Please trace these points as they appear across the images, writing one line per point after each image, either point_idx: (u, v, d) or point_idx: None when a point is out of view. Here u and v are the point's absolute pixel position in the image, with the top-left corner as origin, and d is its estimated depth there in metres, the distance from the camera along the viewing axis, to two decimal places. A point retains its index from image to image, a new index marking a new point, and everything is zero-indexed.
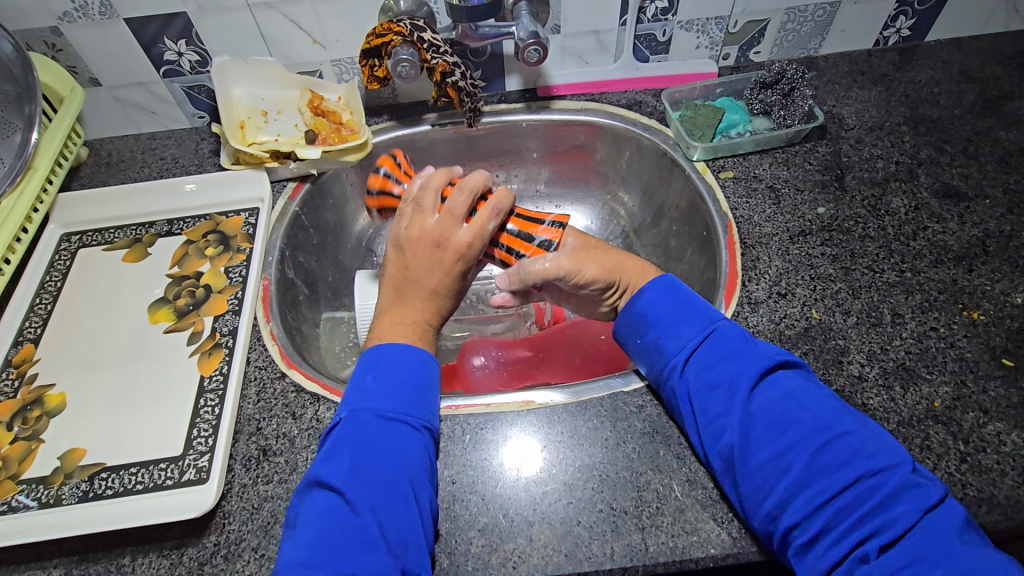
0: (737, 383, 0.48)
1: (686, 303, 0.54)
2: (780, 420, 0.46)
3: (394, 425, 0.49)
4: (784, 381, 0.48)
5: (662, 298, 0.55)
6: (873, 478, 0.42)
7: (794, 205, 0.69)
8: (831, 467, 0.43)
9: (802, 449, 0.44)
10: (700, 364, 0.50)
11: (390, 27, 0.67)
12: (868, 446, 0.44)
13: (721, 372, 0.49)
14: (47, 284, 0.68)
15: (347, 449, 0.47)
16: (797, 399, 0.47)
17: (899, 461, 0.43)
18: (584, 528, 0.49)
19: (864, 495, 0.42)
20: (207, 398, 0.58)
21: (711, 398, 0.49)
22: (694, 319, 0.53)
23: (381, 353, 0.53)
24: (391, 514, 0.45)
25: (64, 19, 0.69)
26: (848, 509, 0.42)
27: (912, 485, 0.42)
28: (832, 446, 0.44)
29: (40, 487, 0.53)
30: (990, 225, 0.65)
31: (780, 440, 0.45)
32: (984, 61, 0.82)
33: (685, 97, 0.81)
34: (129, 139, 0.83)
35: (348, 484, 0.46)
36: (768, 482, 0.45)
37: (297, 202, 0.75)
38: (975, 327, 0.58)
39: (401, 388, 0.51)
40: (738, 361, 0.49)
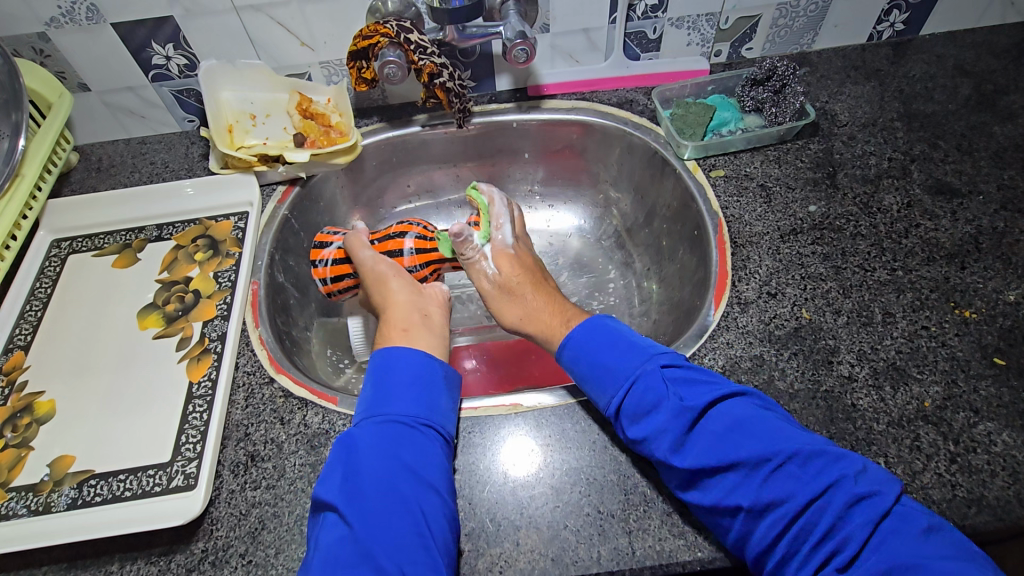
0: (665, 421, 0.48)
1: (614, 346, 0.55)
2: (720, 458, 0.45)
3: (411, 432, 0.51)
4: (716, 412, 0.48)
5: (586, 348, 0.56)
6: (819, 502, 0.42)
7: (785, 203, 0.68)
8: (773, 501, 0.43)
9: (743, 485, 0.44)
10: (632, 408, 0.50)
11: (377, 28, 0.67)
12: (809, 469, 0.43)
13: (652, 412, 0.49)
14: (37, 292, 0.68)
15: (340, 465, 0.48)
16: (730, 433, 0.46)
17: (842, 475, 0.42)
18: (570, 532, 0.49)
19: (812, 521, 0.42)
20: (196, 404, 0.58)
21: (646, 442, 0.48)
22: (621, 365, 0.53)
23: (391, 359, 0.56)
24: (401, 523, 0.45)
25: (51, 25, 0.68)
26: (803, 535, 0.42)
27: (857, 500, 0.41)
28: (772, 479, 0.43)
29: (29, 494, 0.53)
30: (983, 221, 0.65)
31: (717, 478, 0.45)
32: (979, 55, 0.81)
33: (677, 95, 0.80)
34: (120, 144, 0.82)
35: (342, 498, 0.46)
36: (724, 520, 0.44)
37: (286, 206, 0.75)
38: (967, 325, 0.57)
39: (412, 394, 0.53)
40: (663, 405, 0.49)
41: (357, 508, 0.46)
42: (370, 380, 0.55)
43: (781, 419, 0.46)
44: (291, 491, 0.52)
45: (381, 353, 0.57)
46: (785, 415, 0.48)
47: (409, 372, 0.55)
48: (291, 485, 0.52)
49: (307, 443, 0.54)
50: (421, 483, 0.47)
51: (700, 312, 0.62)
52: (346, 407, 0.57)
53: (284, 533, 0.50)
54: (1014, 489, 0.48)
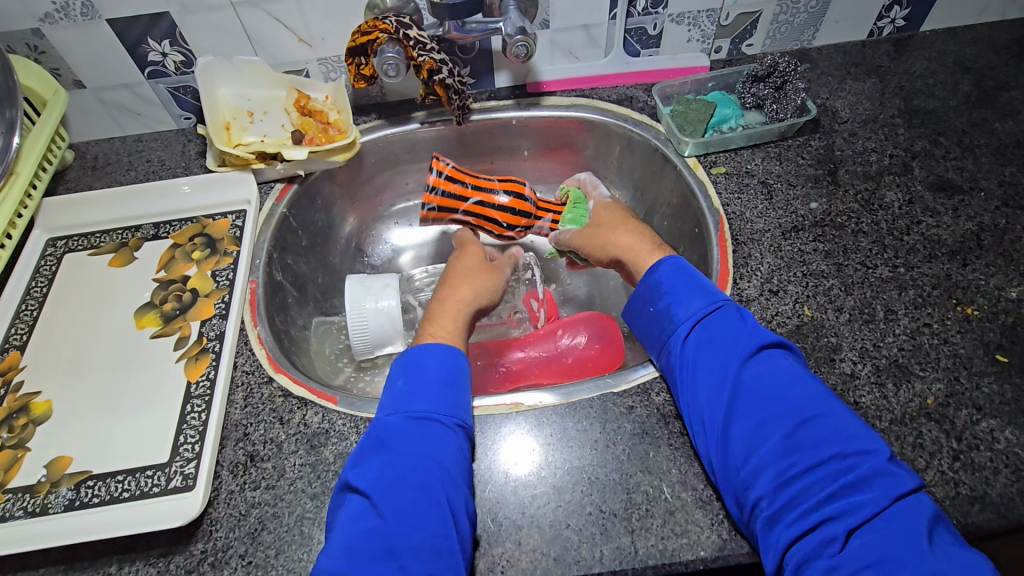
0: (734, 351, 0.51)
1: (698, 282, 0.57)
2: (767, 394, 0.48)
3: (443, 430, 0.49)
4: (779, 360, 0.50)
5: (675, 274, 0.58)
6: (848, 459, 0.43)
7: (786, 200, 0.68)
8: (806, 445, 0.44)
9: (782, 422, 0.46)
10: (704, 333, 0.53)
11: (375, 25, 0.66)
12: (846, 431, 0.45)
13: (721, 344, 0.51)
14: (33, 291, 0.68)
15: (374, 454, 0.48)
16: (787, 378, 0.48)
17: (875, 449, 0.44)
18: (573, 532, 0.48)
19: (834, 474, 0.43)
20: (194, 404, 0.57)
21: (703, 364, 0.51)
22: (704, 294, 0.55)
23: (424, 353, 0.54)
24: (429, 521, 0.44)
25: (46, 21, 0.68)
26: (818, 484, 0.43)
27: (885, 472, 0.42)
28: (811, 426, 0.45)
29: (26, 496, 0.53)
30: (985, 218, 0.64)
31: (761, 411, 0.47)
32: (980, 51, 0.81)
33: (677, 91, 0.79)
34: (115, 141, 0.82)
35: (374, 489, 0.46)
36: (742, 450, 0.46)
37: (284, 203, 0.74)
38: (969, 322, 0.57)
39: (444, 392, 0.52)
40: (736, 339, 0.51)
41: (388, 501, 0.45)
42: (401, 371, 0.54)
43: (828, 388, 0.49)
44: (290, 491, 0.51)
45: (410, 350, 0.56)
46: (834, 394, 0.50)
47: (442, 369, 0.53)
48: (290, 485, 0.52)
49: (306, 442, 0.54)
50: (451, 484, 0.47)
51: None
52: (346, 407, 0.56)
53: (283, 534, 0.49)
54: (1017, 487, 0.48)
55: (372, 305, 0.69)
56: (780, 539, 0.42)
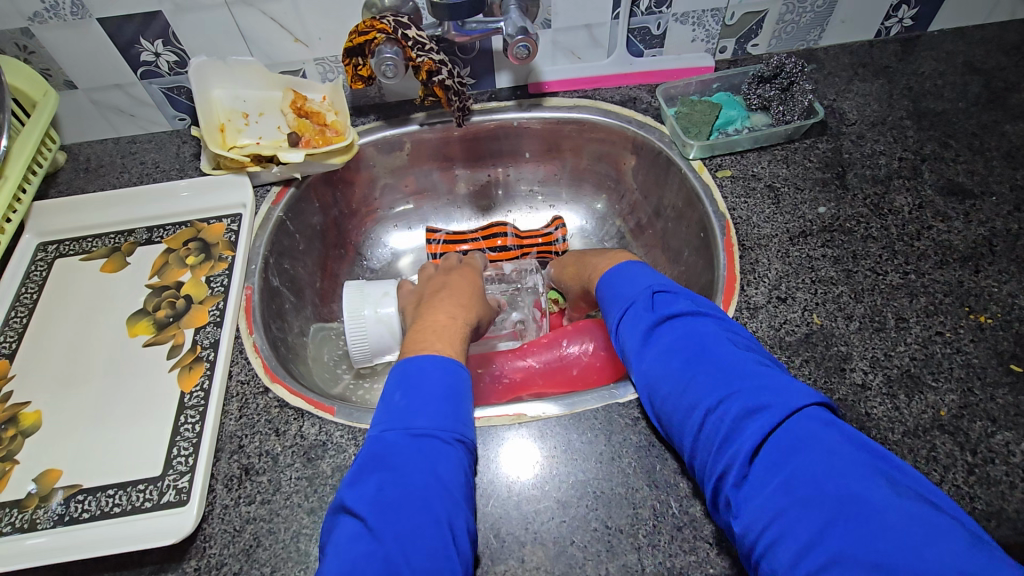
0: (636, 329, 0.51)
1: (622, 273, 0.58)
2: (660, 362, 0.48)
3: (445, 447, 0.47)
4: (676, 325, 0.49)
5: (606, 272, 0.59)
6: (721, 410, 0.42)
7: (794, 204, 0.67)
8: (694, 402, 0.44)
9: (675, 386, 0.46)
10: (619, 319, 0.54)
11: (373, 24, 0.65)
12: (721, 379, 0.44)
13: (629, 323, 0.52)
14: (22, 297, 0.66)
15: (373, 473, 0.45)
16: (682, 340, 0.48)
17: (744, 389, 0.42)
18: (578, 549, 0.47)
19: (714, 428, 0.42)
20: (188, 415, 0.56)
21: (621, 347, 0.52)
22: (621, 282, 0.56)
23: (423, 365, 0.51)
24: (433, 541, 0.42)
25: (35, 20, 0.66)
26: (710, 442, 0.42)
27: (754, 412, 0.40)
28: (694, 383, 0.45)
29: (14, 511, 0.51)
30: (997, 223, 0.63)
31: (660, 381, 0.47)
32: (989, 51, 0.79)
33: (681, 92, 0.78)
34: (108, 143, 0.80)
35: (371, 510, 0.43)
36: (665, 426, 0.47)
37: (281, 207, 0.73)
38: (982, 331, 0.56)
39: (443, 406, 0.49)
40: (637, 314, 0.52)
41: (387, 521, 0.42)
42: (397, 385, 0.51)
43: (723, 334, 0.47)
44: (287, 506, 0.50)
45: (408, 360, 0.53)
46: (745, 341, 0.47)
47: (442, 382, 0.50)
48: (287, 499, 0.50)
49: (303, 455, 0.53)
50: (452, 503, 0.45)
51: None
52: (344, 418, 0.55)
53: (279, 550, 0.48)
54: None
55: (371, 312, 0.68)
56: (716, 511, 0.42)
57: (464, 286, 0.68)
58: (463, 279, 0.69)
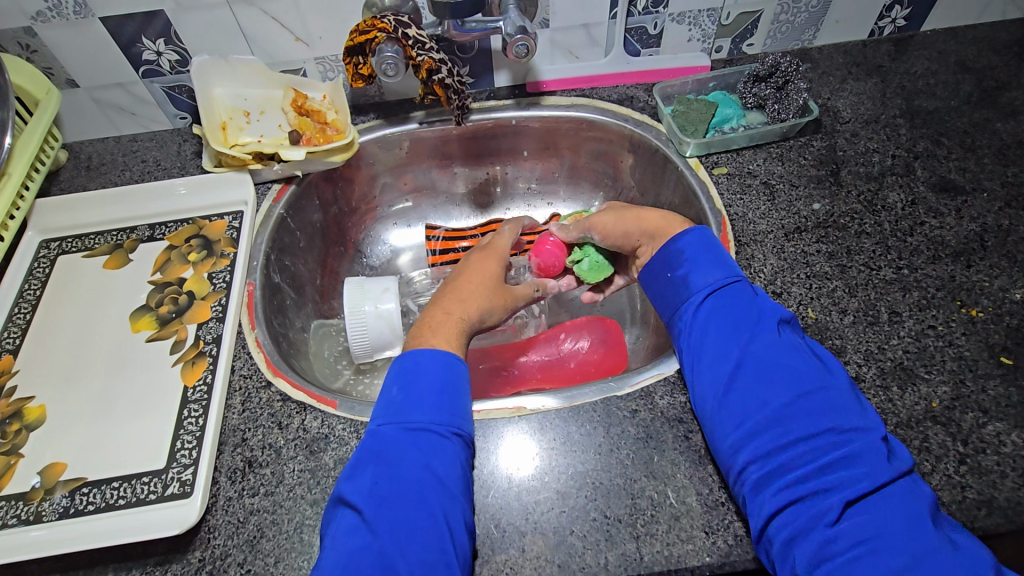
0: (737, 329, 0.50)
1: (722, 255, 0.56)
2: (770, 363, 0.47)
3: (442, 441, 0.48)
4: (785, 339, 0.49)
5: (700, 244, 0.57)
6: (847, 434, 0.43)
7: (789, 200, 0.68)
8: (806, 413, 0.44)
9: (787, 390, 0.46)
10: (716, 301, 0.52)
11: (374, 23, 0.66)
12: (850, 408, 0.45)
13: (728, 317, 0.51)
14: (26, 294, 0.66)
15: (370, 466, 0.46)
16: (799, 353, 0.48)
17: (874, 428, 0.44)
18: (577, 538, 0.48)
19: (830, 446, 0.43)
20: (191, 409, 0.56)
21: (709, 333, 0.51)
22: (726, 267, 0.55)
23: (420, 360, 0.52)
24: (427, 534, 0.43)
25: (38, 19, 0.66)
26: (812, 454, 0.43)
27: (882, 450, 0.42)
28: (814, 397, 0.45)
29: (19, 503, 0.52)
30: (988, 219, 0.64)
31: (760, 384, 0.47)
32: (981, 51, 0.81)
33: (678, 91, 0.79)
34: (109, 141, 0.81)
35: (368, 504, 0.44)
36: (740, 414, 0.46)
37: (282, 204, 0.73)
38: (974, 325, 0.57)
39: (440, 401, 0.50)
40: (753, 311, 0.51)
41: (383, 516, 0.44)
42: (394, 380, 0.52)
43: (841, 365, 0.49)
44: (290, 497, 0.51)
45: (406, 355, 0.54)
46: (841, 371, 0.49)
47: (440, 377, 0.51)
48: (290, 491, 0.51)
49: (305, 447, 0.53)
50: (448, 497, 0.45)
51: None
52: (345, 411, 0.55)
53: (283, 541, 0.49)
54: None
55: (372, 308, 0.69)
56: (769, 507, 0.43)
57: (479, 275, 0.65)
58: (478, 270, 0.66)
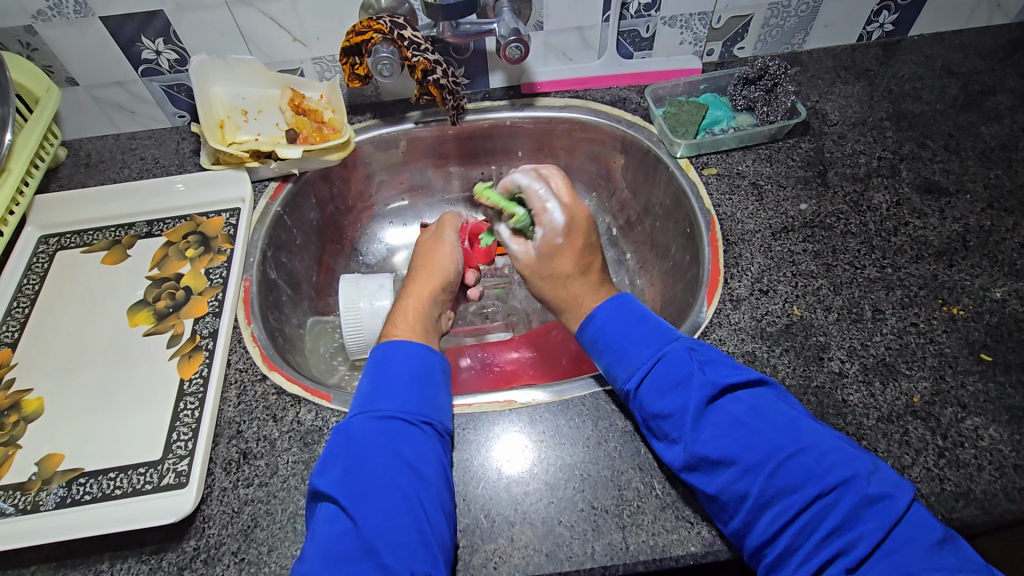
0: (686, 406, 0.48)
1: (637, 324, 0.54)
2: (728, 448, 0.45)
3: (410, 428, 0.50)
4: (735, 403, 0.48)
5: (614, 316, 0.55)
6: (830, 497, 0.42)
7: (776, 200, 0.69)
8: (785, 492, 0.43)
9: (756, 472, 0.44)
10: (649, 389, 0.50)
11: (370, 24, 0.67)
12: (823, 463, 0.43)
13: (671, 396, 0.49)
14: (25, 288, 0.67)
15: (340, 459, 0.48)
16: (747, 423, 0.46)
17: (854, 476, 0.42)
18: (564, 528, 0.49)
19: (821, 515, 0.42)
20: (187, 401, 0.57)
21: (664, 421, 0.49)
22: (645, 342, 0.52)
23: (390, 353, 0.55)
24: (402, 517, 0.45)
25: (38, 18, 0.67)
26: (809, 528, 0.42)
27: (870, 502, 0.41)
28: (785, 470, 0.43)
29: (17, 493, 0.53)
30: (970, 220, 0.66)
31: (731, 465, 0.45)
32: (967, 56, 0.82)
33: (669, 93, 0.80)
34: (109, 139, 0.82)
35: (341, 492, 0.46)
36: (728, 507, 0.45)
37: (278, 202, 0.74)
38: (954, 322, 0.58)
39: (410, 390, 0.52)
40: (686, 387, 0.49)
41: (359, 502, 0.45)
42: (367, 374, 0.54)
43: (800, 412, 0.47)
44: (284, 488, 0.52)
45: (379, 348, 0.56)
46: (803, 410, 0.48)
47: (409, 366, 0.54)
48: (284, 482, 0.52)
49: (299, 440, 0.54)
50: (420, 480, 0.47)
51: (693, 309, 0.62)
52: (340, 404, 0.56)
53: (276, 531, 0.49)
54: (1000, 484, 0.49)
55: (367, 304, 0.70)
56: None
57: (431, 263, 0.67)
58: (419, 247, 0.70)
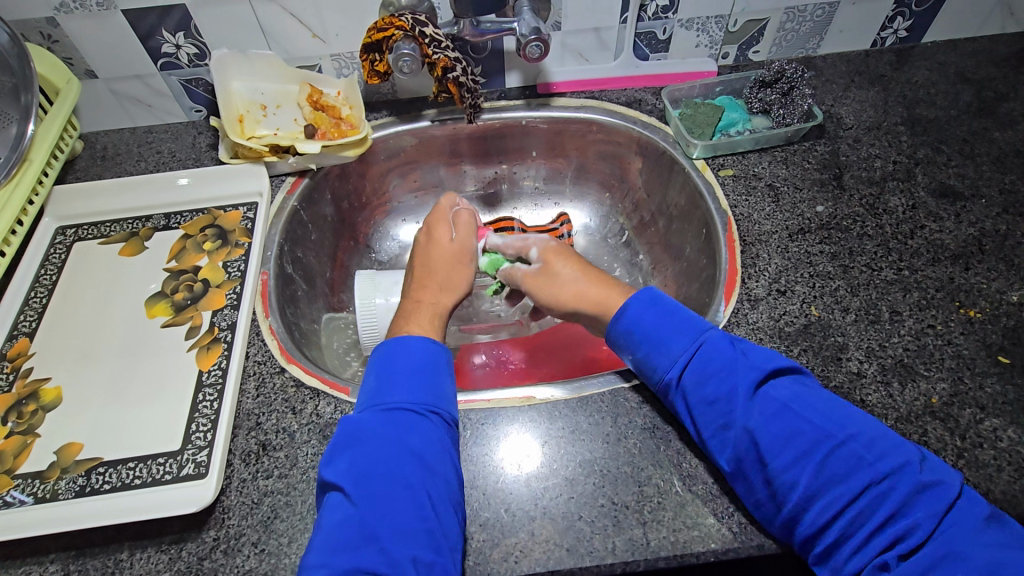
0: (736, 392, 0.48)
1: (672, 315, 0.54)
2: (779, 435, 0.45)
3: (417, 419, 0.49)
4: (780, 389, 0.48)
5: (648, 306, 0.54)
6: (882, 484, 0.42)
7: (793, 203, 0.69)
8: (837, 478, 0.43)
9: (807, 460, 0.44)
10: (694, 377, 0.50)
11: (392, 21, 0.67)
12: (871, 450, 0.44)
13: (717, 384, 0.49)
14: (42, 278, 0.67)
15: (347, 449, 0.47)
16: (794, 409, 0.46)
17: (904, 462, 0.43)
18: (585, 523, 0.49)
19: (873, 502, 0.42)
20: (206, 392, 0.57)
21: (713, 410, 0.48)
22: (684, 332, 0.52)
23: (395, 347, 0.54)
24: (405, 507, 0.45)
25: (61, 10, 0.68)
26: (862, 517, 0.42)
27: (922, 488, 0.42)
28: (835, 457, 0.44)
29: (36, 482, 0.53)
30: (986, 224, 0.66)
31: (786, 451, 0.45)
32: (980, 63, 0.83)
33: (685, 95, 0.81)
34: (125, 132, 0.82)
35: (348, 482, 0.46)
36: (778, 495, 0.45)
37: (295, 197, 0.75)
38: (972, 324, 0.58)
39: (419, 380, 0.52)
40: (732, 375, 0.49)
41: (364, 491, 0.45)
42: (371, 369, 0.54)
43: (844, 400, 0.48)
44: (304, 480, 0.52)
45: (384, 343, 0.55)
46: (842, 398, 0.49)
47: (413, 358, 0.53)
48: (303, 474, 0.52)
49: (319, 433, 0.54)
50: (429, 471, 0.47)
51: (710, 309, 0.63)
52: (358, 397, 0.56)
53: (297, 522, 0.49)
54: (1019, 484, 0.49)
55: (383, 299, 0.70)
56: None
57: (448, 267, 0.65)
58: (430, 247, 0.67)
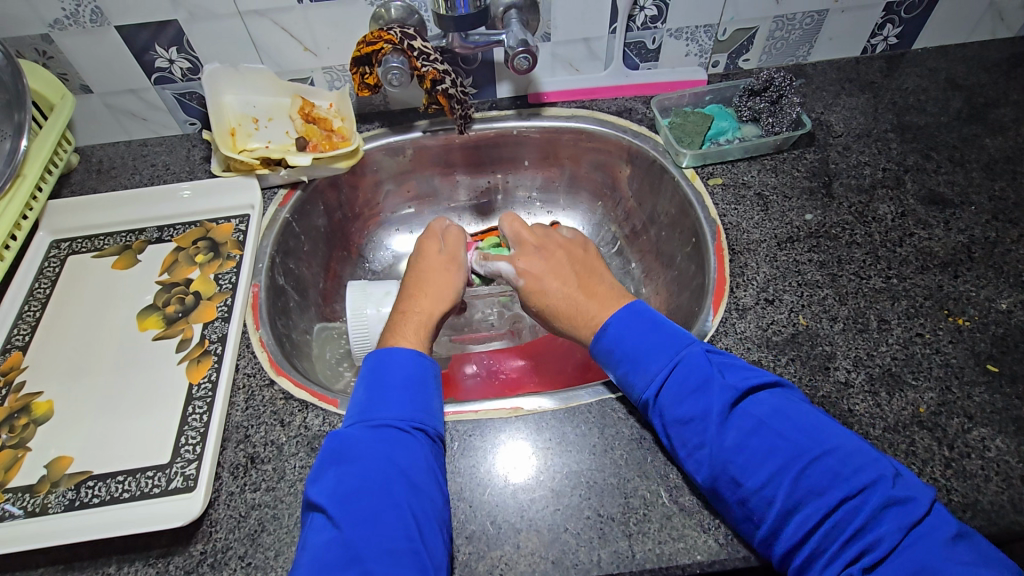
0: (710, 413, 0.48)
1: (652, 331, 0.54)
2: (753, 454, 0.45)
3: (402, 436, 0.49)
4: (758, 405, 0.48)
5: (628, 323, 0.55)
6: (855, 500, 0.42)
7: (781, 211, 0.69)
8: (812, 494, 0.43)
9: (781, 477, 0.44)
10: (670, 395, 0.50)
11: (380, 35, 0.68)
12: (848, 465, 0.43)
13: (693, 402, 0.49)
14: (36, 292, 0.68)
15: (331, 468, 0.48)
16: (769, 426, 0.46)
17: (878, 477, 0.43)
18: (571, 535, 0.49)
19: (845, 518, 0.42)
20: (196, 405, 0.58)
21: (692, 426, 0.48)
22: (663, 347, 0.52)
23: (384, 359, 0.54)
24: (391, 522, 0.44)
25: (55, 27, 0.69)
26: (835, 531, 0.42)
27: (892, 504, 0.41)
28: (810, 472, 0.43)
29: (26, 496, 0.53)
30: (975, 231, 0.66)
31: (764, 466, 0.45)
32: (970, 69, 0.83)
33: (675, 104, 0.81)
34: (120, 145, 0.83)
35: (331, 502, 0.46)
36: (755, 512, 0.45)
37: (288, 208, 0.75)
38: (960, 333, 0.58)
39: (403, 398, 0.52)
40: (706, 393, 0.49)
41: (346, 511, 0.45)
42: (361, 382, 0.54)
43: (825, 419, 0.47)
44: (291, 493, 0.52)
45: (375, 354, 0.56)
46: (824, 414, 0.48)
47: (402, 373, 0.53)
48: (291, 487, 0.52)
49: (307, 445, 0.54)
50: (413, 489, 0.47)
51: (698, 318, 0.63)
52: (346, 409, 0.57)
53: (283, 535, 0.50)
54: (1007, 494, 0.49)
55: (374, 310, 0.70)
56: None
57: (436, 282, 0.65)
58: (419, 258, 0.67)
